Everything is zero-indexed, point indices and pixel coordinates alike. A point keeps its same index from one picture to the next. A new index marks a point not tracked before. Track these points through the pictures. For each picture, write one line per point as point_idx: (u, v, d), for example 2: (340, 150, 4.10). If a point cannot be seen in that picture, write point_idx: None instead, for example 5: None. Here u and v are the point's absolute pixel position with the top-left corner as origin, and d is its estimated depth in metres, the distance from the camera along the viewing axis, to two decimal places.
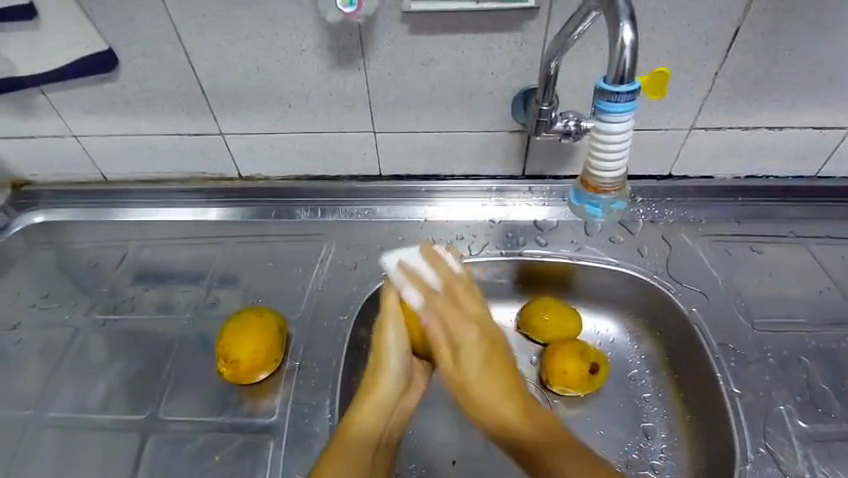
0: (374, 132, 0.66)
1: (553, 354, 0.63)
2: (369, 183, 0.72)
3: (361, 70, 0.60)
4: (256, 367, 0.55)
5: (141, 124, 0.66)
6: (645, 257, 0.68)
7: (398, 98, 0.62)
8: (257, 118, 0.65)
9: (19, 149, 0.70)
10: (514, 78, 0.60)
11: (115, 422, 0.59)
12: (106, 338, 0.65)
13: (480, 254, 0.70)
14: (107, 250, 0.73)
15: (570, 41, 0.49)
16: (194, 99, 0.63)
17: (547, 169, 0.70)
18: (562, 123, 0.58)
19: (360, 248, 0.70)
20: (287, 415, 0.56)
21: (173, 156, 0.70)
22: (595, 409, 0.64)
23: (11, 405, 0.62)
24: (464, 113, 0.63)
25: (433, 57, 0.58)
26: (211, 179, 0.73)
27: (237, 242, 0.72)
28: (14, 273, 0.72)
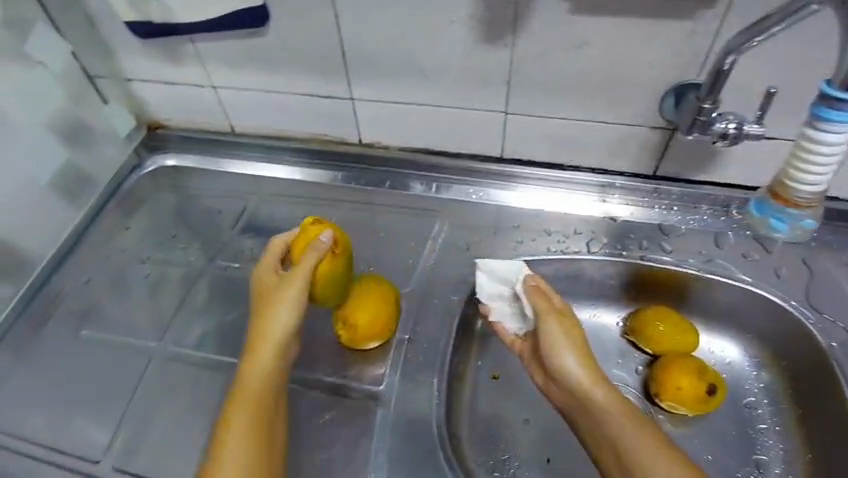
0: (506, 112, 0.64)
1: (667, 368, 0.60)
2: (489, 164, 0.70)
3: (508, 46, 0.57)
4: (371, 335, 0.55)
5: (277, 80, 0.67)
6: (781, 280, 0.63)
7: (540, 80, 0.59)
8: (391, 86, 0.64)
9: (161, 93, 0.73)
10: (672, 70, 0.55)
11: (228, 366, 0.62)
12: (224, 284, 0.68)
13: (598, 253, 0.66)
14: (227, 200, 0.76)
15: (755, 42, 0.45)
16: (333, 61, 0.63)
17: (683, 172, 0.65)
18: (722, 124, 0.53)
19: (473, 229, 0.69)
20: (393, 387, 0.56)
21: (301, 115, 0.71)
22: (704, 431, 0.61)
23: (135, 334, 0.66)
24: (607, 102, 0.60)
25: (589, 40, 0.55)
26: (331, 142, 0.74)
27: (350, 207, 0.73)
28: (143, 211, 0.77)
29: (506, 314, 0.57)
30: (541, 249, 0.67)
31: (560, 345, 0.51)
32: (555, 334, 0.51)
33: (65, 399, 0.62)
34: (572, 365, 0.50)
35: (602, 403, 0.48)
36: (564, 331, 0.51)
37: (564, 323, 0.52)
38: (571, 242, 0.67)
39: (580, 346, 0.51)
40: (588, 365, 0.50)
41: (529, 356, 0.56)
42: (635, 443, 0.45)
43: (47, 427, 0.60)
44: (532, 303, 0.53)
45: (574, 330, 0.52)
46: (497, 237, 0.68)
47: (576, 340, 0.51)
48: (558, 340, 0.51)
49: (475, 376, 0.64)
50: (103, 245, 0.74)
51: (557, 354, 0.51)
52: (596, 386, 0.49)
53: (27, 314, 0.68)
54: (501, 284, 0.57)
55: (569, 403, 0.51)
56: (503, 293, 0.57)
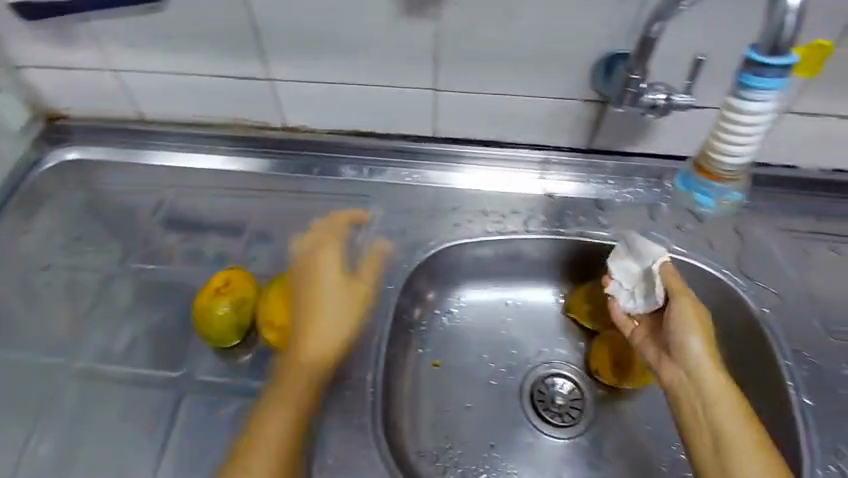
0: (436, 90, 0.60)
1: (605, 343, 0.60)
2: (422, 145, 0.67)
3: (432, 19, 0.54)
4: (302, 334, 0.52)
5: (187, 62, 0.62)
6: (714, 249, 0.63)
7: (469, 55, 0.56)
8: (311, 65, 0.59)
9: (56, 79, 0.66)
10: (601, 41, 0.54)
11: (147, 377, 0.57)
12: (142, 286, 0.63)
13: (535, 231, 0.65)
14: (141, 194, 0.69)
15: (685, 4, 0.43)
16: (245, 39, 0.58)
17: (617, 145, 0.64)
18: (651, 95, 0.52)
19: (408, 213, 0.66)
20: (326, 386, 0.53)
21: (217, 99, 0.66)
22: (643, 402, 0.61)
23: (41, 348, 0.60)
24: (538, 76, 0.57)
25: (515, 11, 0.52)
26: (253, 127, 0.69)
27: (277, 196, 0.68)
28: (45, 211, 0.69)
29: (623, 291, 0.56)
30: (478, 231, 0.65)
31: (687, 330, 0.50)
32: (690, 317, 0.51)
33: None
34: (696, 348, 0.50)
35: (715, 392, 0.48)
36: (697, 316, 0.51)
37: (695, 308, 0.52)
38: (508, 222, 0.65)
39: (705, 333, 0.50)
40: (712, 353, 0.50)
41: (640, 333, 0.55)
42: (739, 437, 0.45)
43: None
44: (665, 283, 0.53)
45: (700, 316, 0.51)
46: (432, 220, 0.65)
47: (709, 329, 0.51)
48: (687, 322, 0.51)
49: (416, 366, 0.63)
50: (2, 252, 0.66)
51: (683, 336, 0.50)
52: (717, 375, 0.48)
53: None
54: (634, 261, 0.56)
55: (676, 385, 0.50)
56: (633, 271, 0.56)
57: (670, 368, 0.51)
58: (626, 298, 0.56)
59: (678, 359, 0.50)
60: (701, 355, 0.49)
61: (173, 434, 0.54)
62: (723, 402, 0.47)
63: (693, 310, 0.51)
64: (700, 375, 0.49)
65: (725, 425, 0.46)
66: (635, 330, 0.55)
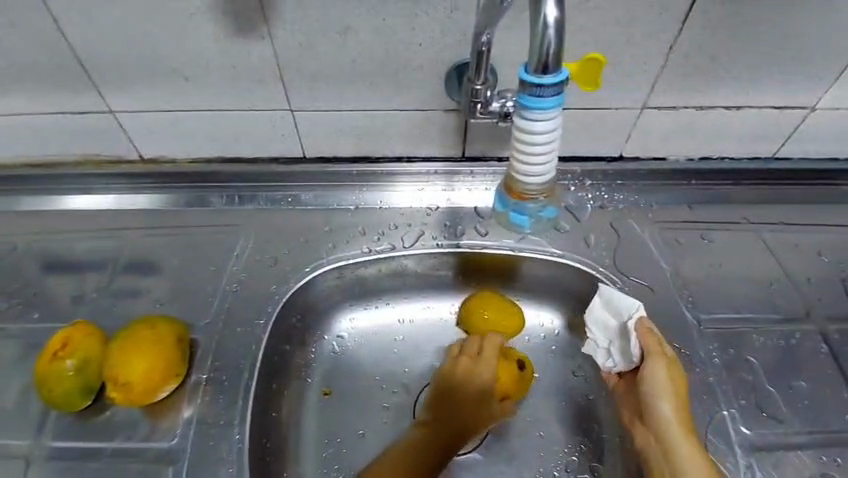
0: (291, 109, 0.58)
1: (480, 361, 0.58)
2: (292, 167, 0.64)
3: (266, 38, 0.51)
4: (150, 390, 0.48)
5: (18, 102, 0.57)
6: (591, 247, 0.63)
7: (314, 73, 0.54)
8: (150, 94, 0.56)
9: None
10: (446, 50, 0.52)
11: None
12: None
13: (414, 246, 0.63)
14: None
15: (501, 11, 0.42)
16: (72, 72, 0.54)
17: (488, 150, 0.63)
18: (499, 103, 0.51)
19: (283, 239, 0.63)
20: (191, 436, 0.49)
21: (60, 138, 0.61)
22: (536, 408, 0.62)
23: None
24: (392, 89, 0.56)
25: (351, 25, 0.50)
26: (109, 163, 0.64)
27: (142, 234, 0.64)
28: None
29: (601, 347, 0.56)
30: (356, 251, 0.62)
31: (658, 393, 0.51)
32: (659, 380, 0.51)
33: None
34: (664, 410, 0.51)
35: (683, 456, 0.48)
36: (668, 378, 0.52)
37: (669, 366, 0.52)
38: (386, 239, 0.63)
39: (676, 392, 0.51)
40: (682, 414, 0.51)
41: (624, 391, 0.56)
42: None
43: None
44: (641, 343, 0.53)
45: (673, 378, 0.52)
46: (308, 245, 0.62)
47: (682, 388, 0.52)
48: (660, 384, 0.51)
49: (303, 399, 0.60)
50: None
51: (648, 391, 0.52)
52: (683, 439, 0.49)
53: None
54: (610, 315, 0.55)
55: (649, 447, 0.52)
56: (609, 325, 0.55)
57: (643, 429, 0.53)
58: (610, 359, 0.55)
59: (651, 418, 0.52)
60: (671, 415, 0.50)
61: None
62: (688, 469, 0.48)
63: (667, 368, 0.52)
64: (669, 440, 0.49)
65: None
66: (617, 382, 0.57)
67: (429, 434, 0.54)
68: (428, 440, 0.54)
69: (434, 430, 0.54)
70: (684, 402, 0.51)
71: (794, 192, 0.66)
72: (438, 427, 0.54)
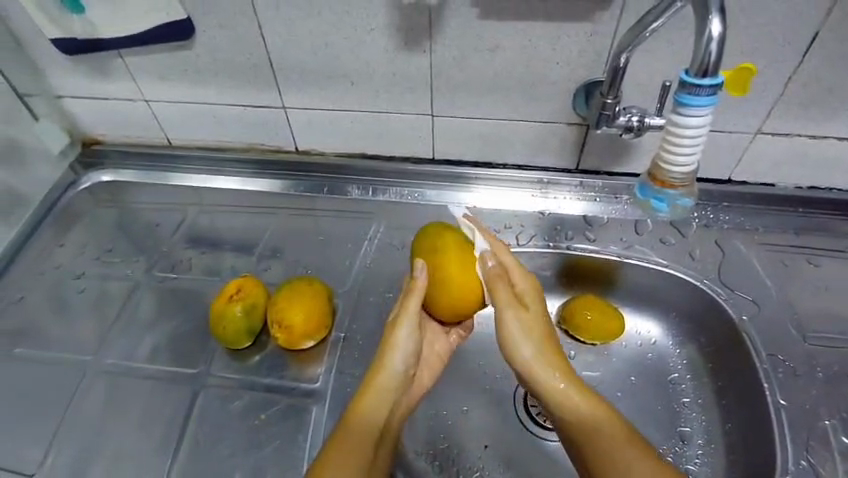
0: (432, 115, 0.66)
1: (443, 286, 0.51)
2: (421, 166, 0.73)
3: (426, 51, 0.60)
4: (306, 334, 0.57)
5: (210, 94, 0.69)
6: (695, 260, 0.67)
7: (459, 83, 0.62)
8: (319, 94, 0.66)
9: (94, 108, 0.73)
10: (579, 69, 0.59)
11: (163, 372, 0.61)
12: (161, 295, 0.68)
13: (527, 245, 0.69)
14: (166, 213, 0.76)
15: (645, 34, 0.48)
16: (262, 71, 0.65)
17: (602, 165, 0.69)
18: (625, 118, 0.57)
19: (409, 228, 0.71)
20: (331, 383, 0.58)
21: (236, 127, 0.73)
22: (634, 409, 0.64)
23: (70, 349, 0.64)
24: (524, 102, 0.63)
25: (500, 44, 0.58)
26: (268, 151, 0.75)
27: (288, 214, 0.74)
28: (80, 227, 0.76)
29: (657, 356, 0.67)
30: None
31: (519, 334, 0.51)
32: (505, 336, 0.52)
33: None
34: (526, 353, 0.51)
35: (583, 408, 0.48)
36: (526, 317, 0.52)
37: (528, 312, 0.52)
38: (501, 236, 0.70)
39: (538, 331, 0.52)
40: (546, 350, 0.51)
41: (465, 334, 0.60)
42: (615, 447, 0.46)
43: None
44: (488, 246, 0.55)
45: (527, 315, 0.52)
46: None
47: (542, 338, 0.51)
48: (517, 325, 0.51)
49: None
50: (37, 263, 0.73)
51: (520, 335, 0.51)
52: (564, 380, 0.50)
53: None
54: (649, 325, 0.69)
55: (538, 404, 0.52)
56: (650, 335, 0.69)
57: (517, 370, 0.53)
58: (659, 358, 0.67)
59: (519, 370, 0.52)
60: (534, 362, 0.51)
61: (180, 420, 0.58)
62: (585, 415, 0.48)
63: (534, 308, 0.53)
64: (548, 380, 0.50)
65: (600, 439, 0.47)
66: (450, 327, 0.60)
67: (392, 377, 0.51)
68: (382, 391, 0.50)
69: (390, 383, 0.51)
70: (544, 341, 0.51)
71: None
72: (391, 378, 0.51)
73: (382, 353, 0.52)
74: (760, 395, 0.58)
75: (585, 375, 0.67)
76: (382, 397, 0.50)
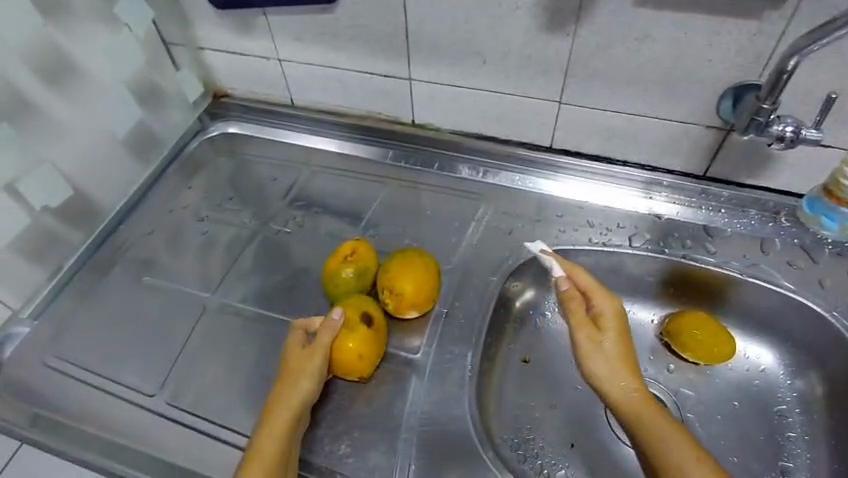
0: (560, 102, 0.65)
1: (342, 343, 0.53)
2: (537, 153, 0.72)
3: (568, 36, 0.58)
4: (414, 303, 0.58)
5: (341, 59, 0.71)
6: (826, 290, 0.62)
7: (596, 72, 0.60)
8: (448, 69, 0.66)
9: (231, 62, 0.77)
10: (732, 70, 0.56)
11: (271, 320, 0.65)
12: (274, 247, 0.72)
13: (640, 247, 0.66)
14: (282, 170, 0.79)
15: (813, 48, 0.46)
16: (396, 41, 0.66)
17: (734, 175, 0.65)
18: (779, 127, 0.53)
19: (517, 215, 0.70)
20: (429, 357, 0.59)
21: (358, 93, 0.74)
22: (734, 434, 0.61)
23: (188, 285, 0.69)
24: (663, 100, 0.60)
25: (650, 35, 0.56)
26: (385, 121, 0.77)
27: (398, 185, 0.75)
28: (203, 174, 0.81)
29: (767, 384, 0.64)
30: (583, 240, 0.67)
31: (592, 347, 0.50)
32: (584, 344, 0.50)
33: (120, 338, 0.65)
34: (601, 365, 0.49)
35: (642, 414, 0.46)
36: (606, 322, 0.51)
37: (593, 322, 0.51)
38: (613, 235, 0.67)
39: (615, 336, 0.50)
40: (623, 358, 0.49)
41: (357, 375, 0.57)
42: (671, 449, 0.43)
43: (104, 361, 0.63)
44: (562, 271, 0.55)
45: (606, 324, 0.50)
46: (540, 225, 0.69)
47: (620, 342, 0.50)
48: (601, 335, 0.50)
49: (506, 361, 0.65)
50: (164, 201, 0.78)
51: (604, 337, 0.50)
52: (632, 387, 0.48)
53: (92, 256, 0.72)
54: (761, 349, 0.65)
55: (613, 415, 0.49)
56: (761, 360, 0.65)
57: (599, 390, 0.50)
58: (767, 385, 0.64)
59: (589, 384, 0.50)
60: (609, 369, 0.48)
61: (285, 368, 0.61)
62: (639, 415, 0.46)
63: (613, 323, 0.51)
64: (611, 387, 0.48)
65: (650, 438, 0.45)
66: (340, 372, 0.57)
67: (301, 397, 0.50)
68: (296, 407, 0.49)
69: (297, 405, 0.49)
70: (626, 350, 0.50)
71: None
72: (301, 397, 0.50)
73: (288, 378, 0.51)
74: None
75: (683, 391, 0.64)
76: (292, 412, 0.49)
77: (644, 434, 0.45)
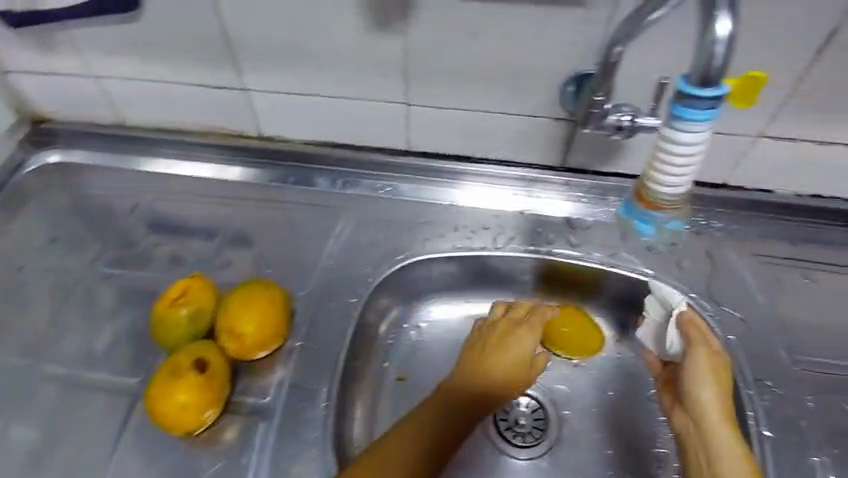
0: (406, 104, 0.60)
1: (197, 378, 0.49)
2: (396, 158, 0.67)
3: (399, 34, 0.54)
4: (260, 343, 0.53)
5: (164, 71, 0.63)
6: (684, 272, 0.62)
7: (435, 70, 0.56)
8: (283, 76, 0.60)
9: (39, 83, 0.67)
10: (567, 60, 0.53)
11: (107, 379, 0.58)
12: (110, 291, 0.63)
13: (505, 248, 0.64)
14: (117, 201, 0.70)
15: (645, 24, 0.42)
16: (217, 48, 0.59)
17: (589, 164, 0.64)
18: (615, 117, 0.52)
19: (379, 226, 0.66)
20: (281, 398, 0.54)
21: (193, 108, 0.67)
22: (609, 427, 0.61)
23: (8, 349, 0.60)
24: (507, 95, 0.58)
25: (481, 29, 0.52)
26: (230, 136, 0.69)
27: (249, 205, 0.68)
28: (24, 213, 0.70)
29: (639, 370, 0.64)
30: (447, 246, 0.64)
31: (703, 380, 0.53)
32: (703, 367, 0.54)
33: None
34: (706, 396, 0.52)
35: (728, 446, 0.50)
36: (709, 365, 0.54)
37: (718, 364, 0.54)
38: (477, 238, 0.65)
39: (723, 376, 0.54)
40: (723, 396, 0.53)
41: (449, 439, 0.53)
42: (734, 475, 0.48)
43: None
44: (684, 316, 0.57)
45: (717, 364, 0.54)
46: (403, 234, 0.65)
47: (722, 377, 0.53)
48: (701, 368, 0.54)
49: (379, 384, 0.62)
50: None
51: (704, 372, 0.53)
52: (720, 420, 0.51)
53: None
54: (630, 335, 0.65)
55: (687, 425, 0.54)
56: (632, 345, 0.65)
57: (681, 414, 0.55)
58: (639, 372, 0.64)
59: (687, 400, 0.54)
60: (712, 402, 0.52)
61: (125, 432, 0.55)
62: (719, 444, 0.50)
63: (720, 364, 0.54)
64: (706, 418, 0.52)
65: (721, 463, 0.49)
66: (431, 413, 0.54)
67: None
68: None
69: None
70: (724, 388, 0.53)
71: None
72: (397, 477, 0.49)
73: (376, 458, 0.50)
74: (744, 426, 0.54)
75: (558, 388, 0.63)
76: None
77: (715, 460, 0.50)
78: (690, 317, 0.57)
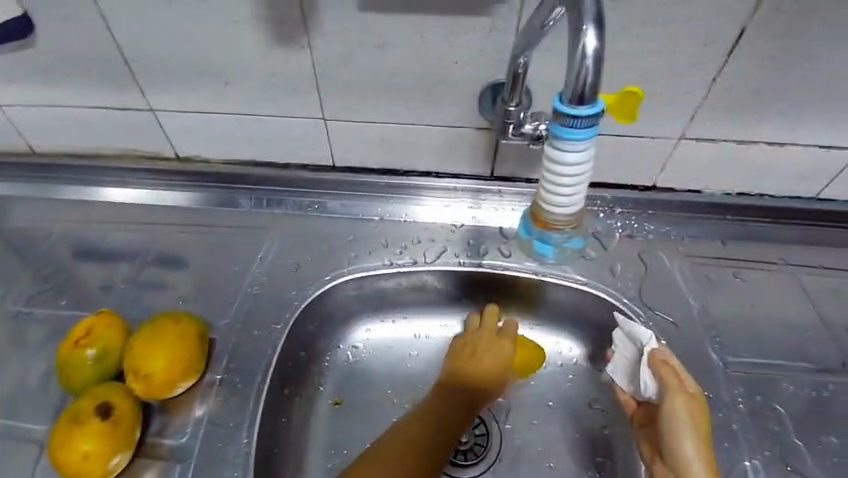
0: (324, 119, 0.58)
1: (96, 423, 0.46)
2: (321, 174, 0.64)
3: (305, 49, 0.52)
4: (176, 378, 0.50)
5: (64, 94, 0.59)
6: (617, 277, 0.61)
7: (348, 84, 0.54)
8: (191, 95, 0.57)
9: None
10: (481, 70, 0.52)
11: (11, 427, 0.54)
12: (17, 331, 0.59)
13: (436, 262, 0.62)
14: (25, 233, 0.66)
15: (548, 25, 0.40)
16: (117, 68, 0.55)
17: (518, 171, 0.63)
18: (531, 125, 0.50)
19: (307, 246, 0.63)
20: (199, 436, 0.51)
21: (102, 131, 0.63)
22: (548, 439, 0.60)
23: None
24: (425, 106, 0.56)
25: (389, 41, 0.50)
26: (146, 158, 0.66)
27: (168, 229, 0.65)
28: None
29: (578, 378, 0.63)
30: (377, 263, 0.62)
31: (684, 433, 0.48)
32: (684, 416, 0.48)
33: None
34: (688, 450, 0.48)
35: None
36: (689, 413, 0.49)
37: (697, 412, 0.49)
38: (407, 253, 0.63)
39: (702, 425, 0.48)
40: (705, 448, 0.48)
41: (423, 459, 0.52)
42: None
43: None
44: (654, 358, 0.51)
45: (697, 413, 0.49)
46: (331, 253, 0.63)
47: (701, 425, 0.48)
48: (680, 419, 0.48)
49: (310, 412, 0.60)
50: None
51: (684, 425, 0.48)
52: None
53: None
54: (569, 343, 0.64)
55: None
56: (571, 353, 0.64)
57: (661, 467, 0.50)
58: (578, 380, 0.63)
59: (667, 453, 0.49)
60: (695, 457, 0.47)
61: None
62: None
63: (699, 411, 0.49)
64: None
65: None
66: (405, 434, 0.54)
67: None
68: None
69: None
70: (705, 437, 0.48)
71: (841, 235, 0.63)
72: None
73: None
74: None
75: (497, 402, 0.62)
76: None
77: None
78: (660, 357, 0.51)
